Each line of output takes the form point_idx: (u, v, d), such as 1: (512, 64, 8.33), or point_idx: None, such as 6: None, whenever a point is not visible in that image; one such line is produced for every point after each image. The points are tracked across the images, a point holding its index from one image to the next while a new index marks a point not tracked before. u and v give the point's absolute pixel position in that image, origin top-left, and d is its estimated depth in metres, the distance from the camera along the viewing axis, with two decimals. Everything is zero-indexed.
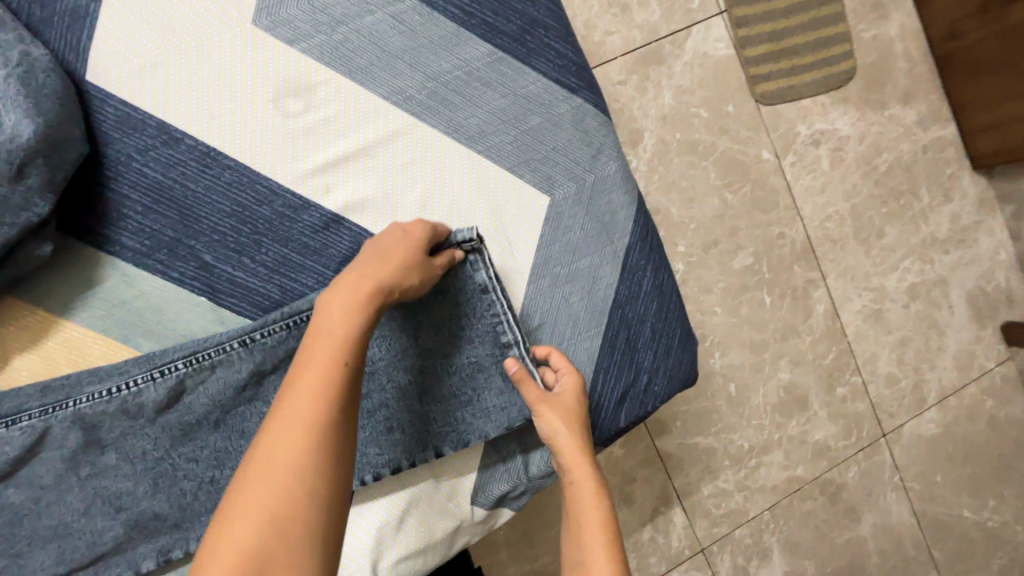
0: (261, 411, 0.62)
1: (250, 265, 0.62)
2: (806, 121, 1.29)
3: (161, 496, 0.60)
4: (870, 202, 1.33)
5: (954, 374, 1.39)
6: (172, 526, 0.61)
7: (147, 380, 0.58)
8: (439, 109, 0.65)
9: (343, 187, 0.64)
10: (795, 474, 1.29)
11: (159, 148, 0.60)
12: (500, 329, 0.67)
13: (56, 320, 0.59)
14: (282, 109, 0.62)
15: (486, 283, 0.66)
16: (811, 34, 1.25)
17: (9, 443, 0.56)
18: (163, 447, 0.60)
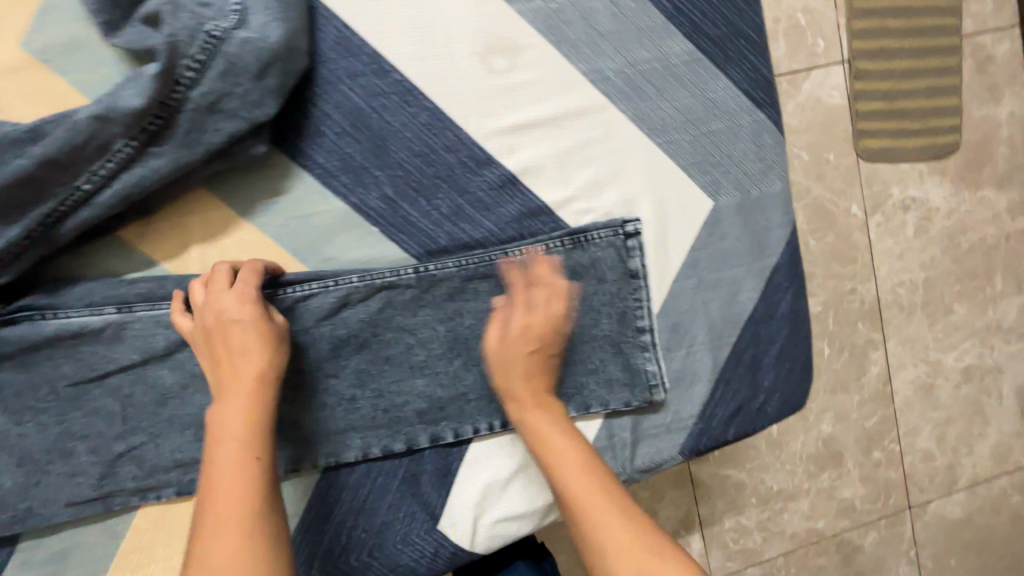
0: (407, 343, 0.64)
1: (426, 207, 0.64)
2: (899, 185, 1.28)
3: (301, 403, 0.63)
4: (944, 278, 1.32)
5: (989, 462, 1.39)
6: (304, 438, 0.63)
7: (319, 288, 0.61)
8: (631, 95, 0.66)
9: (526, 150, 0.65)
10: (817, 527, 1.30)
11: (369, 76, 0.61)
12: (640, 317, 0.68)
13: (239, 220, 0.60)
14: (488, 65, 0.63)
15: (638, 270, 0.67)
16: (927, 99, 1.20)
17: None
18: (312, 358, 0.62)
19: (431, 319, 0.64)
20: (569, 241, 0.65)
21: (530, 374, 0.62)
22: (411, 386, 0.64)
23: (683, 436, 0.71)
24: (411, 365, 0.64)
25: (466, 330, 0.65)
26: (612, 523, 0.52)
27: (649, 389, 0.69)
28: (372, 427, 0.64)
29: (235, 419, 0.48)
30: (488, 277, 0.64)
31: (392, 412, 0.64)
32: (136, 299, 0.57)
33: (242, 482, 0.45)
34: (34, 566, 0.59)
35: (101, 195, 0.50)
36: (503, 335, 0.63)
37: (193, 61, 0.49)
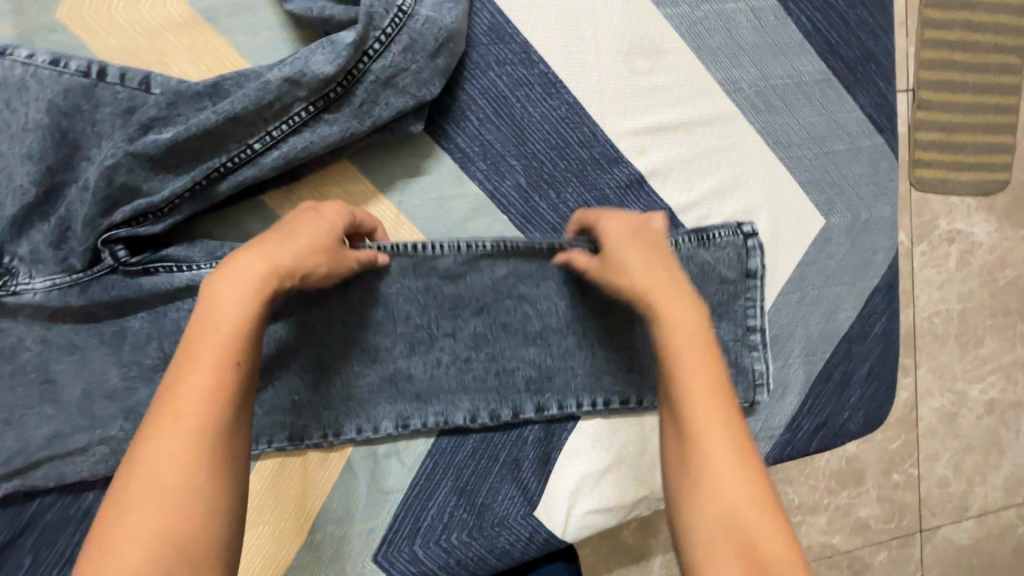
0: (525, 313, 0.64)
1: (555, 200, 0.64)
2: (947, 217, 1.25)
3: (416, 359, 0.63)
4: (980, 311, 1.30)
5: (1000, 493, 1.35)
6: (414, 397, 0.63)
7: (450, 245, 0.61)
8: (761, 108, 0.67)
9: (656, 151, 0.66)
10: (832, 542, 1.28)
11: (516, 64, 0.62)
12: (751, 317, 0.68)
13: (378, 195, 0.61)
14: (630, 65, 0.64)
15: (756, 270, 0.66)
16: (982, 135, 1.19)
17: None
18: (429, 316, 0.63)
19: (552, 293, 0.64)
20: (691, 238, 0.65)
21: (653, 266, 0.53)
22: (523, 354, 0.65)
23: (769, 444, 0.73)
24: (525, 334, 0.65)
25: (582, 310, 0.65)
26: (727, 474, 0.42)
27: (754, 389, 0.68)
28: (482, 391, 0.65)
29: (230, 306, 0.41)
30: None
31: (503, 376, 0.65)
32: None
33: (213, 385, 0.38)
34: None
35: (267, 156, 0.52)
36: (616, 242, 0.55)
37: (383, 34, 0.50)
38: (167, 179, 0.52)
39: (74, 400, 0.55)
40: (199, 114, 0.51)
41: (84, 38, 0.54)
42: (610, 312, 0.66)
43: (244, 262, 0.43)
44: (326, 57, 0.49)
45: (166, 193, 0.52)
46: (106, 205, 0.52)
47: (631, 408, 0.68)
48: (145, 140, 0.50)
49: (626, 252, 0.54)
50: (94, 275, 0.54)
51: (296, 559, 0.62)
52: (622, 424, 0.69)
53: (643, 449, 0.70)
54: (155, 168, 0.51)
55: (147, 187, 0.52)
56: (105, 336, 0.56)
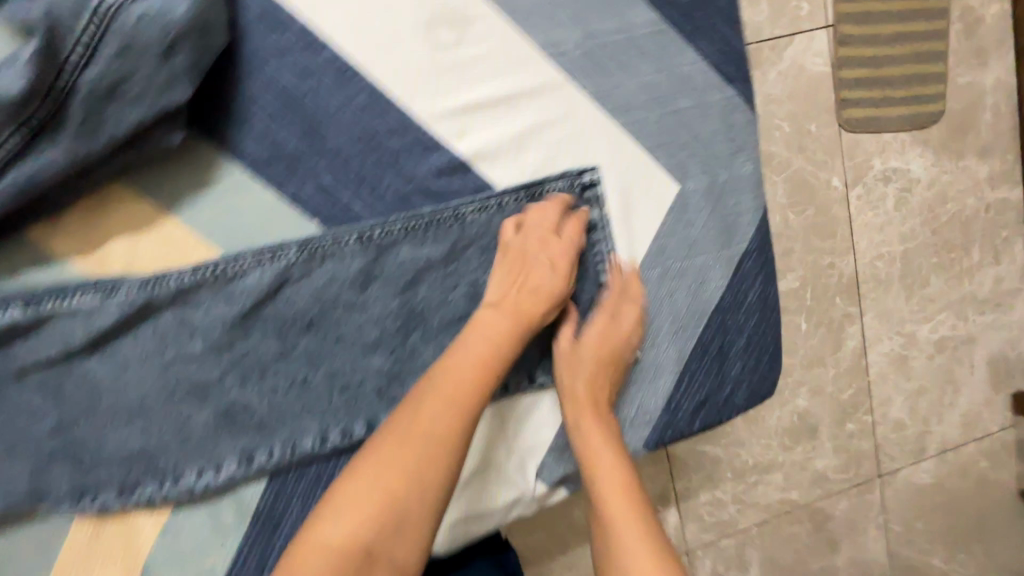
0: (358, 320, 0.60)
1: (368, 198, 0.59)
2: (881, 156, 1.13)
3: (250, 388, 0.59)
4: (925, 250, 1.20)
5: (957, 430, 1.29)
6: (257, 427, 0.59)
7: (254, 264, 0.57)
8: (591, 70, 0.61)
9: (478, 132, 0.60)
10: (790, 497, 1.20)
11: (298, 53, 0.55)
12: (601, 273, 0.64)
13: (161, 215, 0.55)
14: (432, 37, 0.57)
15: (597, 223, 0.63)
16: (911, 66, 1.06)
17: (105, 313, 0.53)
18: (256, 340, 0.58)
19: (382, 295, 0.60)
20: (527, 197, 0.61)
21: (601, 383, 0.63)
22: (366, 364, 0.61)
23: (649, 429, 0.70)
24: (364, 344, 0.60)
25: (420, 303, 0.61)
26: (626, 537, 0.55)
27: None
28: (329, 409, 0.60)
29: (430, 415, 0.52)
30: (440, 242, 0.60)
31: (350, 390, 0.61)
32: (45, 294, 0.52)
33: (415, 456, 0.50)
34: None
35: None
36: (579, 346, 0.63)
37: (83, 39, 0.45)
38: None
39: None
40: None
41: None
42: (453, 299, 0.61)
43: (448, 390, 0.53)
44: (15, 73, 0.43)
45: None
46: None
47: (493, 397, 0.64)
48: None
49: (599, 389, 0.63)
50: None
51: None
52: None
53: (508, 447, 0.66)
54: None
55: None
56: None
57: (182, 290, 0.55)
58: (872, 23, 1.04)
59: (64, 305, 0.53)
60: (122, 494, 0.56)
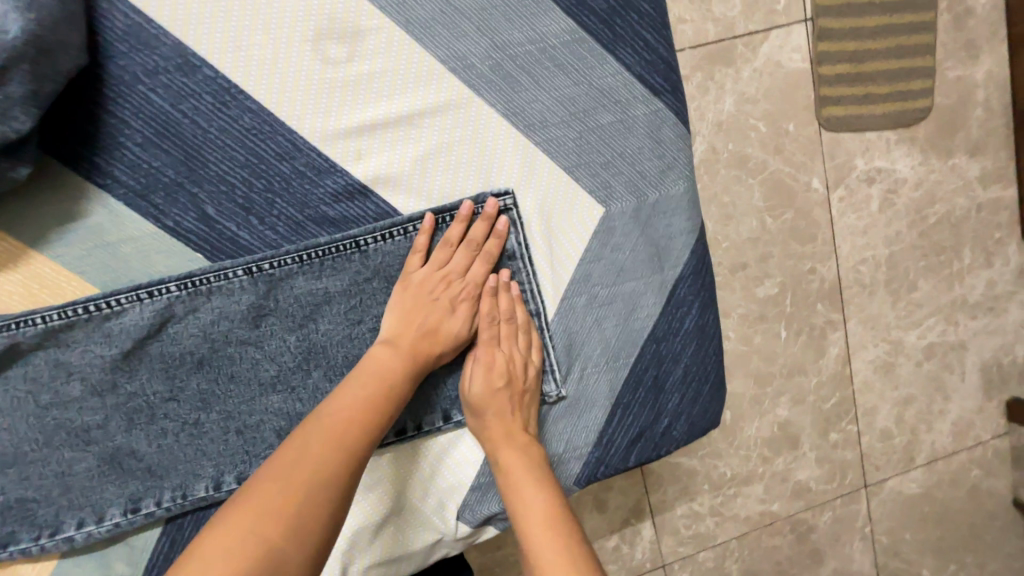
0: (253, 357, 0.56)
1: (259, 228, 0.55)
2: (863, 155, 1.06)
3: (137, 432, 0.55)
4: (910, 252, 1.11)
5: (948, 439, 1.20)
6: (146, 472, 0.55)
7: (132, 301, 0.53)
8: (501, 85, 0.56)
9: (376, 155, 0.55)
10: (772, 509, 1.12)
11: (173, 73, 0.51)
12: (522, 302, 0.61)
13: (29, 251, 0.51)
14: (321, 53, 0.53)
15: (515, 250, 0.59)
16: (893, 62, 0.99)
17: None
18: (139, 380, 0.54)
19: (277, 330, 0.56)
20: (434, 225, 0.57)
21: (513, 413, 0.60)
22: (264, 404, 0.56)
23: (580, 465, 0.65)
24: (261, 382, 0.56)
25: (321, 338, 0.57)
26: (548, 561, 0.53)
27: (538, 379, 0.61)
28: (225, 453, 0.56)
29: (337, 441, 0.49)
30: (340, 273, 0.56)
31: (246, 433, 0.56)
32: None
33: (319, 484, 0.47)
34: None
35: None
36: (475, 379, 0.59)
37: None
38: None
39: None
40: None
41: None
42: (357, 334, 0.57)
43: (363, 417, 0.51)
44: None
45: None
46: None
47: (405, 438, 0.60)
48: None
49: (511, 418, 0.60)
50: None
51: None
52: (384, 456, 0.61)
53: (426, 487, 0.62)
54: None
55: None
56: None
57: (53, 331, 0.51)
58: (853, 14, 0.96)
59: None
60: None
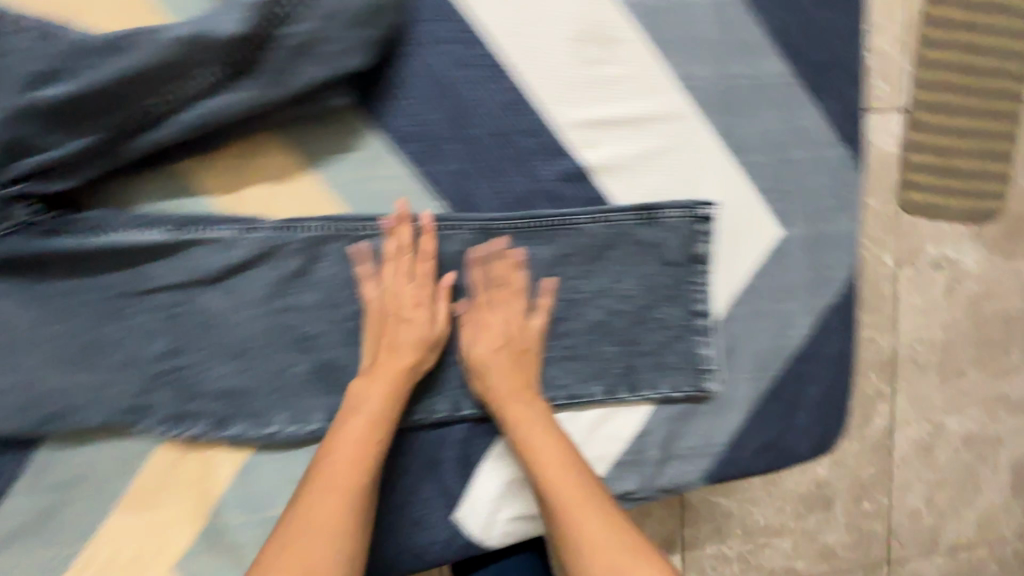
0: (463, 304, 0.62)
1: (494, 190, 0.62)
2: (932, 242, 1.05)
3: (350, 348, 0.60)
4: (966, 340, 1.10)
5: (973, 528, 1.16)
6: (348, 387, 0.60)
7: (379, 230, 0.59)
8: (719, 109, 0.64)
9: (603, 148, 0.63)
10: (795, 568, 1.09)
11: (458, 44, 0.59)
12: (697, 301, 0.66)
13: (305, 169, 0.58)
14: (580, 52, 0.61)
15: (701, 254, 0.65)
16: (987, 160, 0.97)
17: (235, 250, 0.56)
18: (365, 302, 0.60)
19: (488, 282, 0.62)
20: (640, 217, 0.63)
21: (523, 374, 0.62)
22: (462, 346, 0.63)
23: (710, 461, 0.70)
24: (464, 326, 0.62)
25: (521, 297, 0.63)
26: (592, 527, 0.56)
27: (699, 373, 0.67)
28: (421, 385, 0.62)
29: (345, 467, 0.55)
30: (553, 243, 0.63)
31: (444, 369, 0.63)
32: (188, 222, 0.55)
33: (343, 509, 0.53)
34: (41, 491, 0.57)
35: (178, 120, 0.49)
36: (479, 335, 0.62)
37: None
38: (68, 136, 0.47)
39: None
40: (101, 71, 0.46)
41: None
42: (552, 300, 0.64)
43: (347, 448, 0.55)
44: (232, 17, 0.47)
45: (74, 146, 0.48)
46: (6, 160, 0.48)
47: (570, 404, 0.66)
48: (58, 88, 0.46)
49: (524, 395, 0.61)
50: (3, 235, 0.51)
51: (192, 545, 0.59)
52: (549, 418, 0.66)
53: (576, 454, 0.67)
54: (63, 119, 0.47)
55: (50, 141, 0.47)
56: (11, 295, 0.53)
57: (312, 244, 0.58)
58: (943, 104, 0.94)
59: (203, 234, 0.55)
60: (212, 428, 0.57)
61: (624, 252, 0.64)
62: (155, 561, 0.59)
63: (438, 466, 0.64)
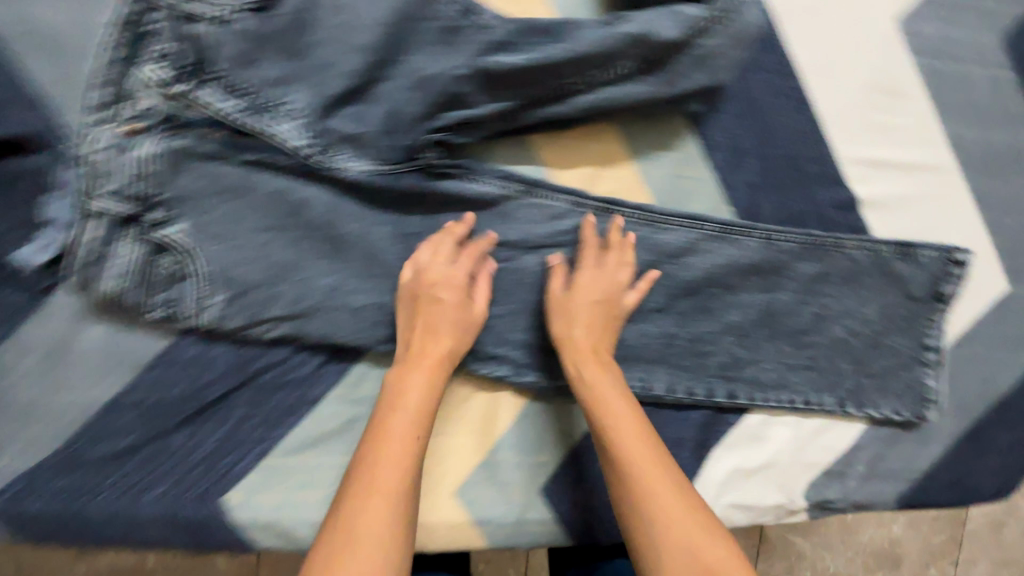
0: (729, 302, 0.69)
1: (777, 206, 0.69)
2: None
3: (631, 324, 0.67)
4: None
5: None
6: (620, 359, 0.67)
7: (681, 225, 0.66)
8: (978, 170, 0.72)
9: (874, 186, 0.70)
10: None
11: (778, 74, 0.67)
12: (929, 337, 0.72)
13: (629, 159, 0.66)
14: (873, 100, 0.69)
15: (945, 295, 0.71)
16: None
17: (567, 219, 0.64)
18: (653, 286, 0.67)
19: (755, 287, 0.69)
20: (899, 252, 0.70)
21: (599, 328, 0.62)
22: (720, 340, 0.70)
23: (905, 486, 0.76)
24: (726, 322, 0.69)
25: (777, 304, 0.70)
26: (664, 488, 0.53)
27: (921, 403, 0.73)
28: (681, 367, 0.69)
29: (394, 471, 0.51)
30: (817, 261, 0.70)
31: (701, 357, 0.69)
32: (536, 186, 0.62)
33: (391, 501, 0.50)
34: (350, 402, 0.63)
35: (582, 97, 0.57)
36: (571, 291, 0.62)
37: (714, 12, 0.55)
38: (494, 97, 0.56)
39: (327, 275, 0.59)
40: (546, 48, 0.55)
41: None
42: (802, 312, 0.71)
43: (399, 445, 0.53)
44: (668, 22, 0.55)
45: (489, 108, 0.57)
46: (433, 110, 0.57)
47: (799, 408, 0.72)
48: (500, 59, 0.55)
49: (591, 362, 0.60)
50: (404, 170, 0.58)
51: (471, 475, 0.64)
52: (779, 418, 0.73)
53: (793, 456, 0.73)
54: (492, 83, 0.56)
55: (476, 101, 0.56)
56: (383, 223, 0.60)
57: (625, 227, 0.65)
58: None
59: (542, 199, 0.63)
60: (514, 372, 0.64)
61: (877, 282, 0.71)
62: (443, 488, 0.63)
63: (679, 443, 0.70)
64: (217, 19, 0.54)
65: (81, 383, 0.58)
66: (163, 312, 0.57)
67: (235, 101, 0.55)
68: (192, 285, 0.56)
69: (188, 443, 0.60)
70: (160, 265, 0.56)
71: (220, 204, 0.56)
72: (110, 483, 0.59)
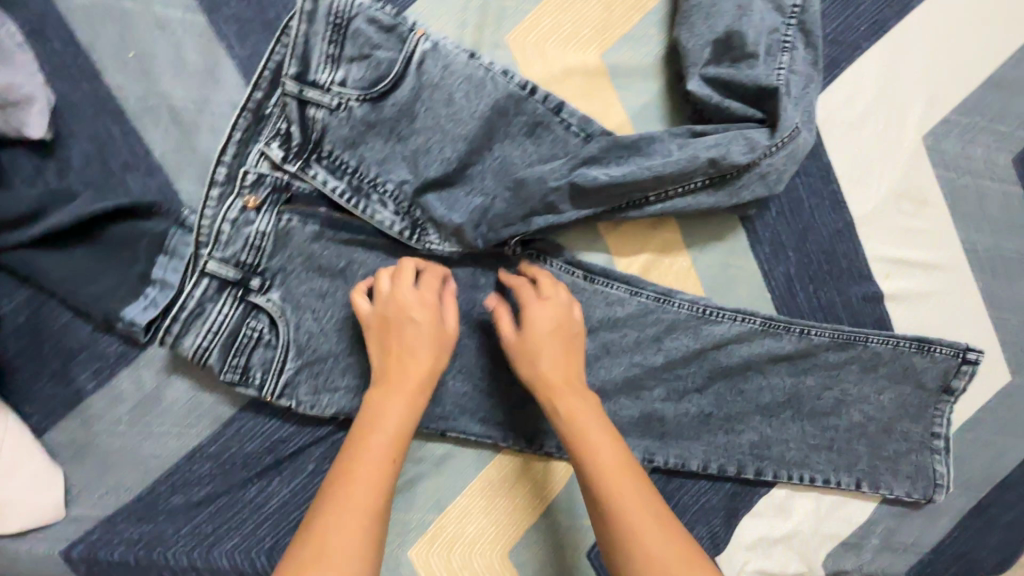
0: (759, 384, 0.74)
1: (811, 294, 0.76)
2: None
3: (669, 403, 0.72)
4: None
5: None
6: (659, 436, 0.72)
7: (728, 318, 0.72)
8: (987, 271, 0.80)
9: (898, 281, 0.78)
10: None
11: (816, 179, 0.76)
12: (936, 423, 0.78)
13: (682, 248, 0.73)
14: (899, 205, 0.77)
15: (953, 390, 0.78)
16: None
17: (624, 305, 0.70)
18: (697, 370, 0.72)
19: (785, 371, 0.75)
20: (915, 347, 0.76)
21: (570, 353, 0.61)
22: (751, 420, 0.75)
23: (914, 558, 0.81)
24: (757, 404, 0.74)
25: (804, 389, 0.75)
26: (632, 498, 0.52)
27: (933, 488, 0.79)
28: (715, 446, 0.74)
29: (373, 471, 0.50)
30: (845, 352, 0.75)
31: (730, 437, 0.74)
32: (597, 272, 0.69)
33: (365, 524, 0.47)
34: (417, 459, 0.67)
35: (653, 208, 0.65)
36: (538, 306, 0.61)
37: (772, 143, 0.63)
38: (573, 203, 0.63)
39: None
40: (621, 164, 0.63)
41: (533, 63, 0.67)
42: (827, 396, 0.76)
43: (378, 451, 0.52)
44: (740, 148, 0.62)
45: (572, 216, 0.63)
46: (520, 202, 0.63)
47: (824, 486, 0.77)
48: (588, 172, 0.62)
49: (552, 351, 0.60)
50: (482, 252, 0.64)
51: (522, 538, 0.68)
52: (800, 493, 0.78)
53: (814, 528, 0.78)
54: (578, 195, 0.63)
55: (560, 209, 0.63)
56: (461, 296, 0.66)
57: (676, 317, 0.71)
58: None
59: (601, 286, 0.69)
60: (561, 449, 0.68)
61: (899, 372, 0.77)
62: (497, 546, 0.67)
63: (711, 509, 0.76)
64: (333, 106, 0.60)
65: (164, 434, 0.61)
66: (236, 376, 0.59)
67: (341, 181, 0.60)
68: (276, 351, 0.59)
69: (259, 496, 0.62)
70: (252, 326, 0.59)
71: (316, 278, 0.61)
72: (182, 533, 0.60)
